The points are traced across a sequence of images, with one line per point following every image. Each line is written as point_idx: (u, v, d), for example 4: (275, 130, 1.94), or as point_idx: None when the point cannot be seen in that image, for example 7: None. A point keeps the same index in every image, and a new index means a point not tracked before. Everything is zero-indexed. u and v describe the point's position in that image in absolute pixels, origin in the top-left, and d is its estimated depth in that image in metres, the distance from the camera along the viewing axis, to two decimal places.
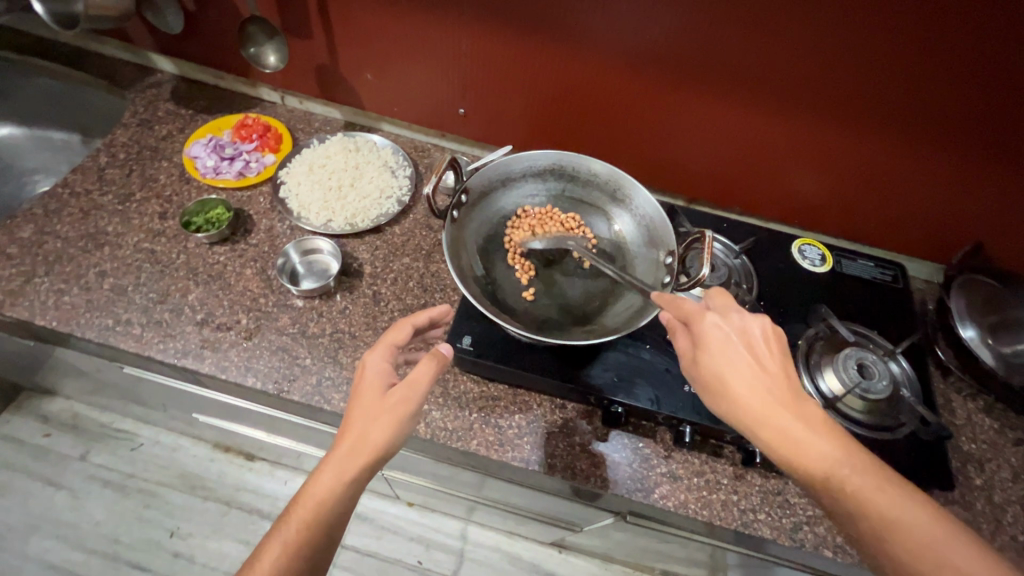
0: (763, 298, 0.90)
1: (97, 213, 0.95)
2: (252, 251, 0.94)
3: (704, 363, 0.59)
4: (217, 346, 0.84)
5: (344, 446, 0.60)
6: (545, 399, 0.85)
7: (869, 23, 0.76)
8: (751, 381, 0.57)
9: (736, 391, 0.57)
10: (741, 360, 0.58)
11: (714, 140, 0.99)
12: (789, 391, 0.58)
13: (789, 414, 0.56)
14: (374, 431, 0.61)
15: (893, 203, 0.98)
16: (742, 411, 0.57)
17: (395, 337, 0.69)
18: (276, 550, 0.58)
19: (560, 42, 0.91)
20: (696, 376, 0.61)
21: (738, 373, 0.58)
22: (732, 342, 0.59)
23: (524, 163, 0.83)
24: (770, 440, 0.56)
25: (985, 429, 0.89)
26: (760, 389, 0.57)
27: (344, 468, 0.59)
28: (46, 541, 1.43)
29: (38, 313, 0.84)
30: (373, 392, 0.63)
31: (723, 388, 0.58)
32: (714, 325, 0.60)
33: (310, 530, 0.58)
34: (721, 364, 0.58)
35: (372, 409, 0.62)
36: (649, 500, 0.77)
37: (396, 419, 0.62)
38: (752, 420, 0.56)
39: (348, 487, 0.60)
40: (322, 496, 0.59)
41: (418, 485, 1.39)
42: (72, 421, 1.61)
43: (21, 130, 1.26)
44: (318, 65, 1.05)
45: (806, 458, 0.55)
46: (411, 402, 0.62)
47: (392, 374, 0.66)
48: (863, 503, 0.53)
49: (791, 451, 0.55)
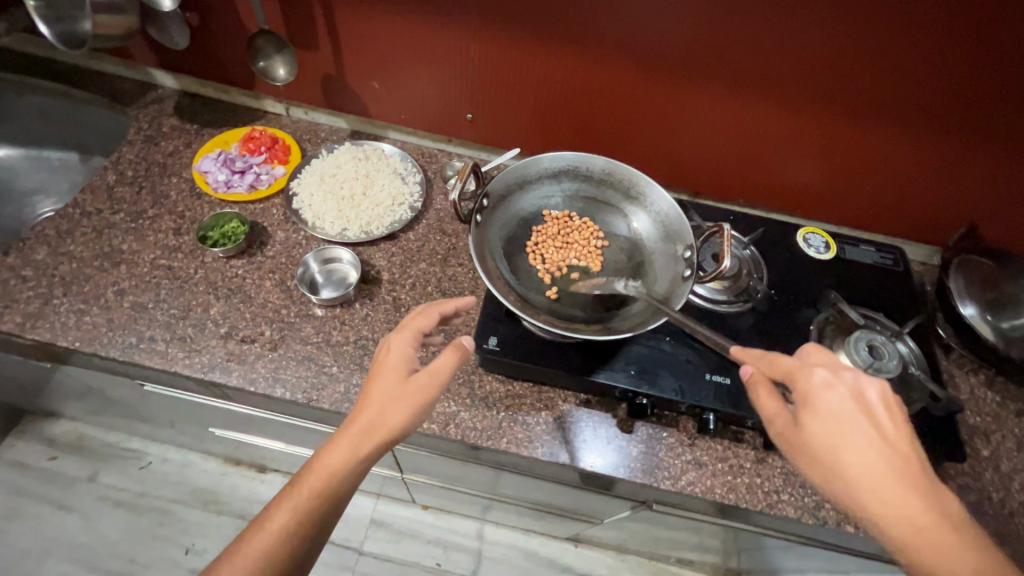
0: (774, 287, 0.94)
1: (110, 232, 0.95)
2: (270, 263, 0.95)
3: (810, 427, 0.57)
4: (243, 359, 0.84)
5: (360, 423, 0.61)
6: (569, 395, 0.87)
7: (868, 15, 0.79)
8: (865, 450, 0.55)
9: (848, 463, 0.54)
10: (857, 431, 0.56)
11: (717, 135, 1.02)
12: (910, 474, 0.54)
13: (905, 491, 0.53)
14: (393, 413, 0.61)
15: (893, 190, 1.02)
16: (851, 487, 0.54)
17: (421, 323, 0.69)
18: (285, 513, 0.58)
19: (567, 45, 0.93)
20: (797, 442, 0.58)
21: (850, 442, 0.55)
22: (846, 412, 0.57)
23: (540, 166, 0.85)
24: (886, 523, 0.52)
25: (989, 402, 0.93)
26: (877, 466, 0.54)
27: (358, 445, 0.60)
28: (60, 564, 1.42)
29: (60, 334, 0.84)
30: (394, 374, 0.64)
31: (833, 459, 0.55)
32: (823, 389, 0.58)
33: (319, 499, 0.59)
34: (829, 433, 0.56)
35: (392, 390, 0.63)
36: (677, 487, 0.80)
37: (416, 405, 0.62)
38: (864, 493, 0.53)
39: (360, 464, 0.60)
40: (334, 468, 0.59)
41: (435, 488, 1.40)
42: (78, 443, 1.59)
43: (18, 151, 1.25)
44: (324, 76, 1.06)
45: (927, 550, 0.51)
46: (431, 389, 0.63)
47: (415, 359, 0.66)
48: None
49: (905, 536, 0.51)
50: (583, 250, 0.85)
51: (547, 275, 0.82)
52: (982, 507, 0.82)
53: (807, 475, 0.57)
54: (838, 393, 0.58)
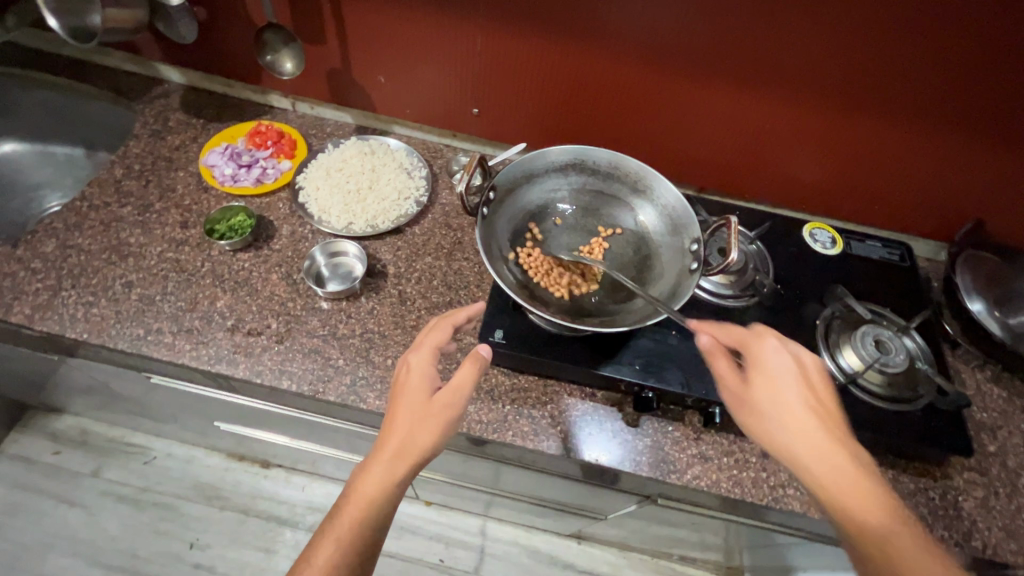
0: (780, 282, 0.94)
1: (118, 225, 0.96)
2: (276, 257, 0.95)
3: (758, 384, 0.65)
4: (250, 351, 0.84)
5: (391, 447, 0.63)
6: (575, 388, 0.87)
7: (883, 13, 0.79)
8: (800, 404, 0.63)
9: (785, 413, 0.63)
10: (789, 389, 0.64)
11: (721, 131, 1.02)
12: (835, 430, 0.62)
13: (830, 441, 0.61)
14: (422, 432, 0.63)
15: (898, 187, 1.02)
16: (776, 430, 0.62)
17: (438, 339, 0.71)
18: (333, 544, 0.60)
19: (573, 40, 0.93)
20: (744, 400, 0.65)
21: (789, 397, 0.64)
22: (785, 372, 0.65)
23: (547, 159, 0.85)
24: (808, 463, 0.60)
25: (995, 397, 0.92)
26: (805, 415, 0.62)
27: (392, 469, 0.62)
28: (64, 558, 1.42)
29: (68, 325, 0.84)
30: (418, 393, 0.66)
31: (764, 409, 0.63)
32: (767, 352, 0.67)
33: (363, 526, 0.61)
34: (768, 386, 0.65)
35: (418, 411, 0.65)
36: (683, 481, 0.80)
37: (442, 421, 0.64)
38: (798, 440, 0.61)
39: (397, 486, 0.62)
40: (372, 494, 0.61)
41: (438, 484, 1.41)
42: (82, 438, 1.59)
43: (25, 145, 1.24)
44: (330, 70, 1.06)
45: (837, 486, 0.58)
46: (455, 405, 0.65)
47: (436, 377, 0.68)
48: (882, 538, 0.56)
49: (826, 478, 0.59)
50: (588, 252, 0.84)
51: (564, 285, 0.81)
52: (989, 501, 0.82)
53: (741, 422, 0.65)
54: (784, 357, 0.67)
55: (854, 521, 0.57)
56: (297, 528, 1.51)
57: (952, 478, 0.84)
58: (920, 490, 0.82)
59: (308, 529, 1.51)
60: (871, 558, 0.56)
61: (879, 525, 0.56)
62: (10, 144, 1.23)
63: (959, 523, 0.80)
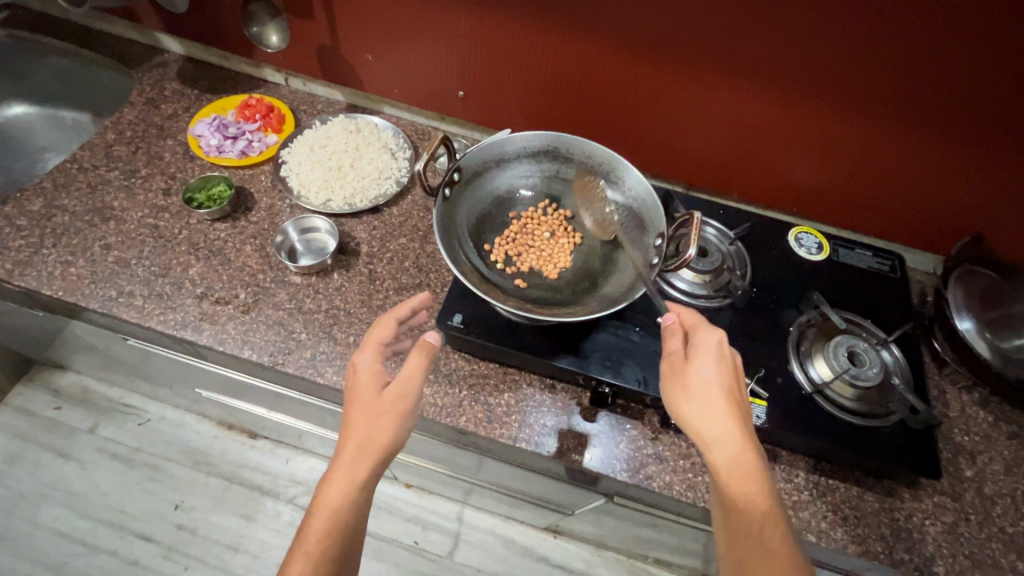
0: (758, 285, 0.90)
1: (103, 188, 0.98)
2: (252, 228, 0.96)
3: (694, 366, 0.63)
4: (215, 319, 0.86)
5: (350, 451, 0.63)
6: (534, 379, 0.86)
7: (885, 7, 0.75)
8: (724, 394, 0.62)
9: (712, 401, 0.61)
10: (722, 380, 0.63)
11: (710, 126, 0.99)
12: (751, 426, 0.62)
13: (743, 435, 0.60)
14: (376, 433, 0.63)
15: (895, 194, 0.97)
16: (694, 415, 0.61)
17: (381, 336, 0.70)
18: (302, 560, 0.61)
19: (559, 24, 0.91)
20: (676, 376, 0.64)
21: (717, 387, 0.62)
22: (723, 366, 0.63)
23: (519, 144, 0.84)
24: (716, 450, 0.60)
25: (979, 421, 0.88)
26: (727, 406, 0.61)
27: (354, 472, 0.62)
28: (56, 509, 1.48)
29: (45, 282, 0.87)
30: (368, 395, 0.65)
31: (693, 391, 0.62)
32: (711, 340, 0.65)
33: (331, 536, 0.62)
34: (703, 371, 0.63)
35: (370, 411, 0.64)
36: (635, 480, 0.79)
37: (396, 416, 0.64)
38: (714, 428, 0.60)
39: (359, 489, 0.63)
40: (336, 503, 0.62)
41: (415, 466, 1.41)
42: (82, 395, 1.65)
43: (35, 109, 1.28)
44: (320, 46, 1.06)
45: (734, 480, 0.59)
46: (405, 400, 0.65)
47: (385, 375, 0.67)
48: (762, 534, 0.57)
49: (730, 469, 0.59)
50: (555, 251, 0.82)
51: (525, 265, 0.81)
52: (957, 528, 0.78)
53: (668, 396, 0.64)
54: (727, 351, 0.65)
55: (744, 515, 0.58)
56: (278, 500, 1.54)
57: (920, 500, 0.80)
58: (884, 510, 0.79)
59: (288, 500, 1.54)
60: (736, 543, 0.58)
61: (763, 524, 0.58)
62: (21, 107, 1.28)
63: (921, 547, 0.77)
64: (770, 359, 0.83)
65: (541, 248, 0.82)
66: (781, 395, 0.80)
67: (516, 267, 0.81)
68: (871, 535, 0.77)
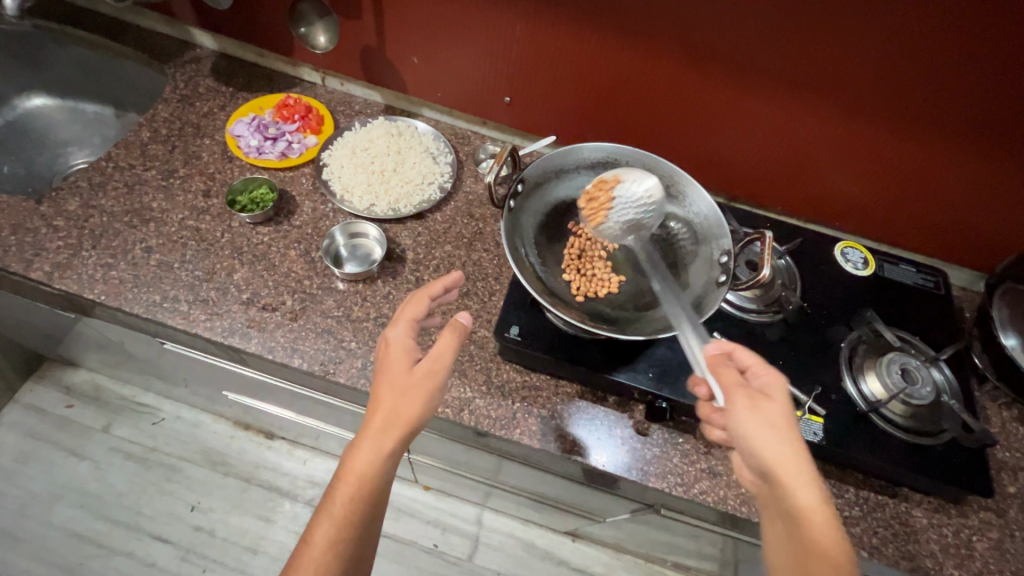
0: (808, 301, 0.91)
1: (141, 188, 0.96)
2: (296, 233, 0.94)
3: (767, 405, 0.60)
4: (263, 326, 0.84)
5: (377, 422, 0.62)
6: (587, 391, 0.85)
7: (960, 26, 0.74)
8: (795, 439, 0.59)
9: (789, 440, 0.58)
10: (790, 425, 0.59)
11: (758, 140, 0.99)
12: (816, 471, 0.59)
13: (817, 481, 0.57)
14: (405, 406, 0.62)
15: (937, 212, 0.98)
16: (785, 455, 0.57)
17: (414, 312, 0.69)
18: (326, 522, 0.61)
19: (615, 33, 0.90)
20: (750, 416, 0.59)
21: (786, 428, 0.59)
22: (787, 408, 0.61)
23: (580, 156, 0.85)
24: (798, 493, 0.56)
25: (1020, 437, 0.89)
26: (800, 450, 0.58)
27: (381, 444, 0.61)
28: (70, 510, 1.45)
29: (86, 286, 0.85)
30: (398, 367, 0.64)
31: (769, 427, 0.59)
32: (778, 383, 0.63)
33: (355, 502, 0.61)
34: (776, 412, 0.60)
35: (400, 384, 0.63)
36: (689, 495, 0.79)
37: (426, 391, 0.63)
38: (793, 469, 0.57)
39: (385, 460, 0.61)
40: (361, 471, 0.60)
41: (438, 470, 1.40)
42: (94, 393, 1.62)
43: (56, 101, 1.25)
44: (364, 47, 1.04)
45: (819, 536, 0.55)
46: (436, 375, 0.63)
47: (417, 351, 0.66)
48: None
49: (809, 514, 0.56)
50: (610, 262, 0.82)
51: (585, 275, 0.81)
52: (1003, 544, 0.80)
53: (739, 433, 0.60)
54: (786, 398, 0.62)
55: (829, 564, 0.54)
56: (296, 501, 1.52)
57: (967, 517, 0.81)
58: (933, 526, 0.80)
59: (307, 502, 1.52)
60: None
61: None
62: (41, 99, 1.24)
63: (970, 563, 0.78)
64: (823, 375, 0.83)
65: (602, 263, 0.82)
66: (836, 411, 0.80)
67: (574, 280, 0.80)
68: (921, 551, 0.78)
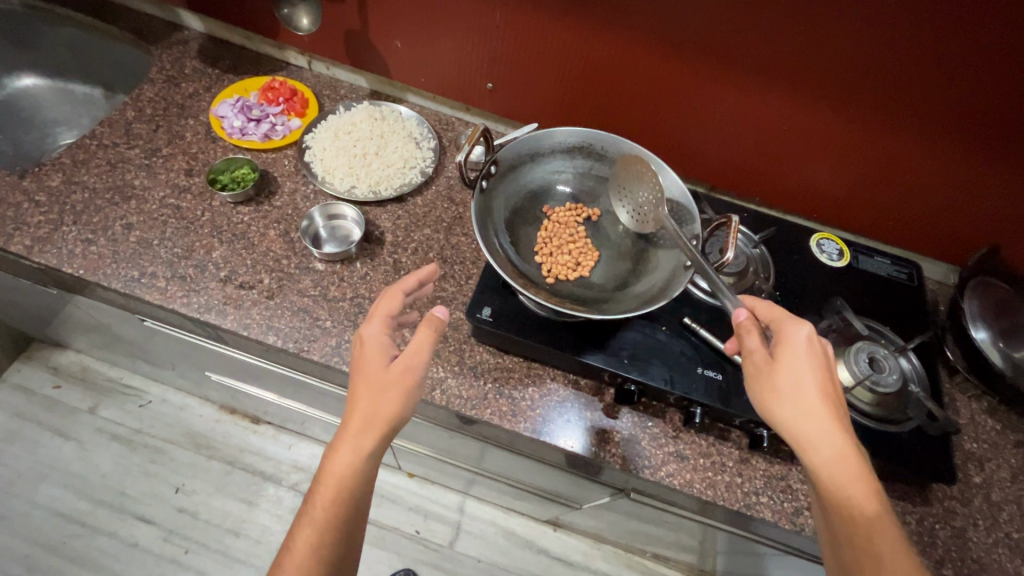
0: (780, 289, 0.92)
1: (124, 166, 0.97)
2: (276, 213, 0.95)
3: (784, 363, 0.62)
4: (239, 303, 0.85)
5: (356, 423, 0.62)
6: (559, 373, 0.86)
7: (938, 21, 0.75)
8: (813, 396, 0.60)
9: (804, 400, 0.60)
10: (807, 382, 0.61)
11: (739, 132, 1.00)
12: (845, 420, 0.60)
13: (837, 435, 0.59)
14: (383, 405, 0.63)
15: (916, 207, 0.99)
16: (793, 419, 0.60)
17: (388, 308, 0.68)
18: (309, 526, 0.62)
19: (595, 20, 0.91)
20: (764, 380, 0.62)
21: (805, 385, 0.61)
22: (806, 362, 0.62)
23: (554, 140, 0.85)
24: (813, 452, 0.59)
25: (988, 429, 0.90)
26: (816, 406, 0.60)
27: (361, 444, 0.62)
28: (54, 489, 1.46)
29: (66, 260, 0.86)
30: (375, 367, 0.64)
31: (782, 388, 0.61)
32: (800, 336, 0.63)
33: (337, 504, 0.62)
34: (796, 370, 0.61)
35: (377, 383, 0.63)
36: (656, 477, 0.80)
37: (404, 389, 0.63)
38: (808, 429, 0.59)
39: (366, 459, 0.62)
40: (342, 472, 0.61)
41: (420, 456, 1.41)
42: (82, 374, 1.63)
43: (45, 80, 1.26)
44: (348, 30, 1.05)
45: (841, 485, 0.58)
46: (413, 372, 0.64)
47: (392, 348, 0.67)
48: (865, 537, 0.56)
49: (830, 472, 0.58)
50: (581, 247, 0.83)
51: (555, 259, 0.82)
52: (965, 532, 0.80)
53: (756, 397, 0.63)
54: (811, 354, 0.62)
55: (850, 517, 0.57)
56: (280, 485, 1.53)
57: (931, 505, 0.82)
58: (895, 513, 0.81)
59: (290, 486, 1.53)
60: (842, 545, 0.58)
61: (873, 526, 0.56)
62: (31, 78, 1.26)
63: (931, 550, 0.79)
64: None
65: (574, 245, 0.83)
66: None
67: (546, 263, 0.81)
68: None
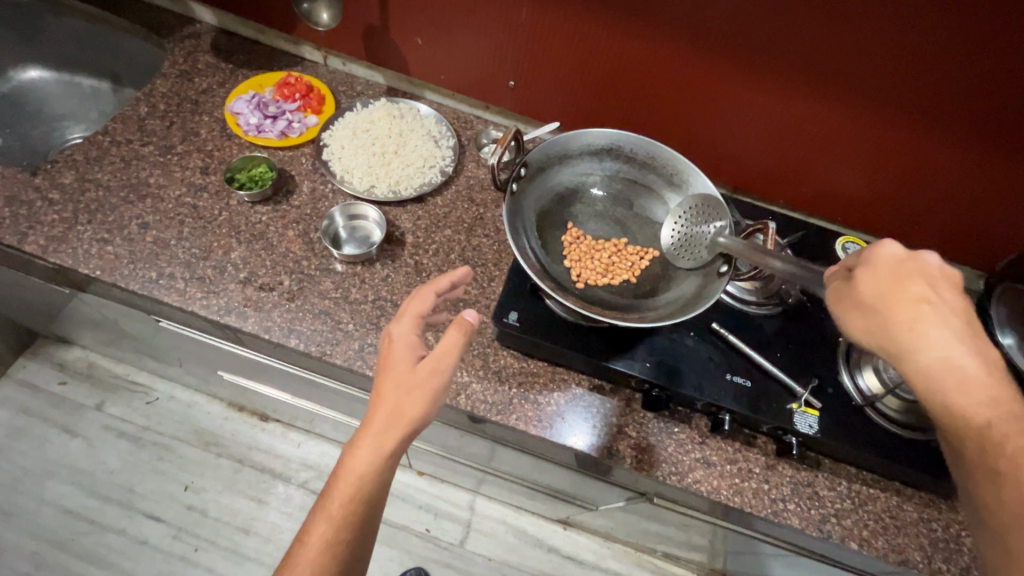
0: (807, 294, 0.91)
1: (138, 163, 0.95)
2: (294, 213, 0.93)
3: (868, 279, 0.58)
4: (260, 305, 0.84)
5: (379, 421, 0.61)
6: (583, 378, 0.85)
7: (975, 23, 0.73)
8: (912, 308, 0.55)
9: (900, 311, 0.55)
10: (905, 289, 0.57)
11: (765, 132, 0.98)
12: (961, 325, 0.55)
13: (954, 343, 0.54)
14: (409, 406, 0.61)
15: (942, 212, 0.98)
16: (898, 335, 0.55)
17: (419, 308, 0.67)
18: (324, 522, 0.60)
19: (625, 17, 0.89)
20: (849, 299, 0.59)
21: (901, 296, 0.56)
22: (903, 274, 0.58)
23: (584, 142, 0.85)
24: (909, 361, 0.55)
25: None
26: (914, 313, 0.55)
27: (382, 443, 0.61)
28: (62, 486, 1.45)
29: (81, 260, 0.84)
30: (402, 366, 0.63)
31: (874, 303, 0.57)
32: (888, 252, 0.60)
33: (354, 503, 0.61)
34: (883, 284, 0.57)
35: (403, 382, 0.62)
36: (683, 484, 0.79)
37: (430, 392, 0.62)
38: (906, 337, 0.55)
39: (387, 459, 0.61)
40: (362, 470, 0.60)
41: (432, 456, 1.40)
42: (88, 370, 1.61)
43: (52, 74, 1.23)
44: (367, 26, 1.03)
45: (948, 385, 0.53)
46: (441, 374, 0.63)
47: (420, 348, 0.65)
48: (974, 438, 0.51)
49: (933, 377, 0.53)
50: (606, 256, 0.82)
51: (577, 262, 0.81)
52: None
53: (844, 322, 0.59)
54: (910, 270, 0.58)
55: (956, 422, 0.52)
56: (289, 483, 1.52)
57: (958, 512, 0.81)
58: (922, 521, 0.80)
59: (300, 484, 1.52)
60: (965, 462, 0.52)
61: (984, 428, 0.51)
62: (37, 71, 1.23)
63: (959, 558, 0.78)
64: (819, 369, 0.84)
65: (610, 257, 0.82)
66: (832, 405, 0.81)
67: (585, 278, 0.80)
68: (910, 544, 0.78)
